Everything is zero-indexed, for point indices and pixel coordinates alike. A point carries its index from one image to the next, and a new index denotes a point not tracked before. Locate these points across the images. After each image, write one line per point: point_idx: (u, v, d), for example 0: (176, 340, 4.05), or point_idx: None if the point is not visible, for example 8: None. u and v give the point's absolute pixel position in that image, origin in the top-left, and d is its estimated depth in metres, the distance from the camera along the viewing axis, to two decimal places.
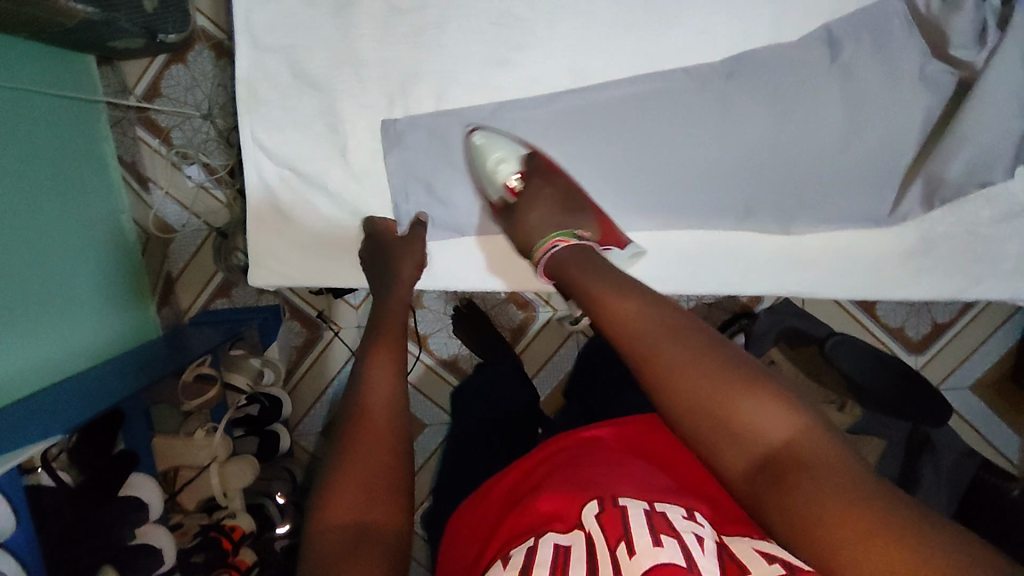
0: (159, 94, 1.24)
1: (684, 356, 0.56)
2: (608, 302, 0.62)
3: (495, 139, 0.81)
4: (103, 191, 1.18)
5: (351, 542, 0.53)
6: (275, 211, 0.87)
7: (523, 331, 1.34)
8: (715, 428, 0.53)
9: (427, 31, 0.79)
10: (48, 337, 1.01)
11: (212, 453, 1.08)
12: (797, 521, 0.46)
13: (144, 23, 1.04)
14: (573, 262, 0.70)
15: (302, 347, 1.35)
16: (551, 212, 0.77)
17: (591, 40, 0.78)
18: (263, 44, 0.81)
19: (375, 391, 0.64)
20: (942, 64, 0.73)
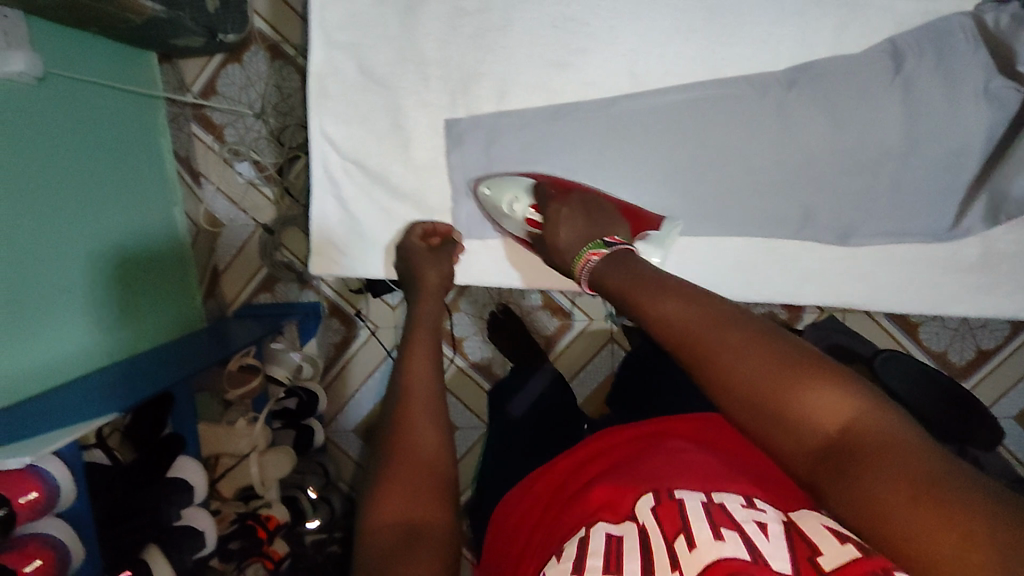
0: (215, 92, 1.28)
1: (737, 344, 0.50)
2: (645, 299, 0.57)
3: (499, 184, 0.83)
4: (159, 184, 1.22)
5: (409, 536, 0.53)
6: (337, 205, 0.88)
7: (558, 337, 1.34)
8: (773, 422, 0.47)
9: (490, 33, 0.79)
10: (100, 322, 1.04)
11: (252, 442, 1.10)
12: (870, 513, 0.40)
13: (206, 22, 1.08)
14: (609, 264, 0.64)
15: (339, 345, 1.37)
16: (577, 227, 0.73)
17: (653, 46, 0.78)
18: (333, 41, 0.81)
19: (418, 381, 0.65)
20: (1007, 81, 0.72)
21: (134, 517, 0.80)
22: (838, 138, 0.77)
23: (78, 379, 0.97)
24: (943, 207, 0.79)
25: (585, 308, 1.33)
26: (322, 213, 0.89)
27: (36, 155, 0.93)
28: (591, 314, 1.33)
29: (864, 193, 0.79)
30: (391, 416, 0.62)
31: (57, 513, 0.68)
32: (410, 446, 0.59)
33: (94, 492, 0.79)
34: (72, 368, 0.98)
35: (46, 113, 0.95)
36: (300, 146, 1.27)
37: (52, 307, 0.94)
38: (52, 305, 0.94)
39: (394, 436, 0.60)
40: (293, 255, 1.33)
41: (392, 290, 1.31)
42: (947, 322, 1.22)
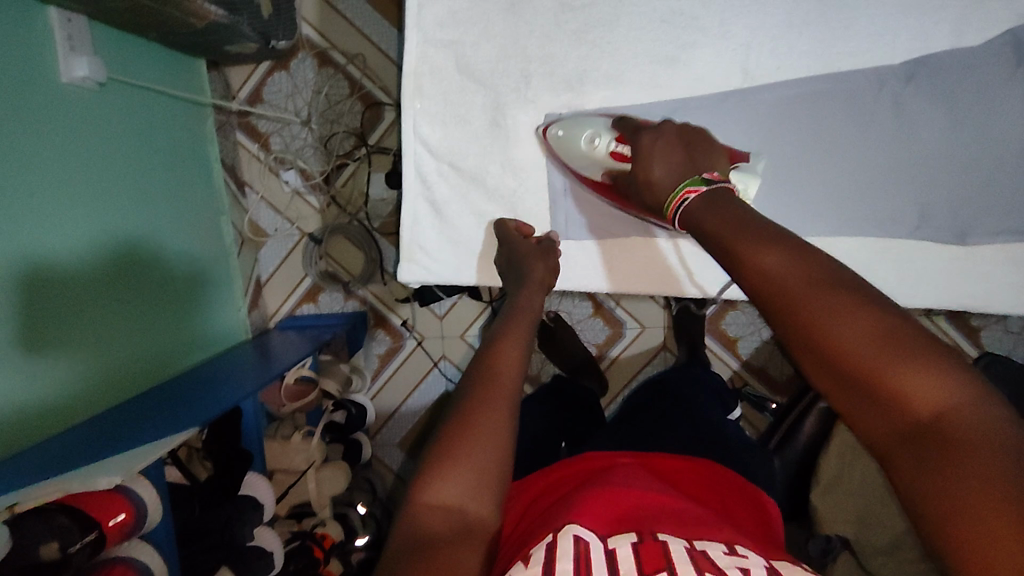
0: (261, 100, 1.26)
1: (841, 307, 0.42)
2: (740, 247, 0.48)
3: (574, 124, 0.73)
4: (206, 195, 1.19)
5: (454, 536, 0.49)
6: (429, 207, 0.82)
7: (609, 346, 1.31)
8: (860, 394, 0.40)
9: (595, 29, 0.73)
10: (149, 337, 1.01)
11: (309, 457, 1.07)
12: (947, 512, 0.35)
13: (261, 28, 1.07)
14: (706, 205, 0.54)
15: (385, 355, 1.33)
16: (679, 160, 0.62)
17: (775, 33, 0.72)
18: (431, 39, 0.75)
19: (510, 382, 0.60)
20: None
21: (204, 538, 0.78)
22: (959, 132, 0.70)
23: (127, 401, 0.93)
24: None
25: (637, 316, 1.30)
26: (415, 220, 0.83)
27: (93, 162, 0.90)
28: (643, 321, 1.30)
29: (986, 189, 0.72)
30: (467, 403, 0.57)
31: (141, 537, 0.66)
32: (477, 434, 0.54)
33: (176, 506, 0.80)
34: (126, 385, 0.95)
35: (101, 120, 0.93)
36: (348, 154, 1.26)
37: (111, 320, 0.92)
38: (106, 321, 0.91)
39: (460, 424, 0.55)
40: (339, 265, 1.29)
41: (441, 299, 1.27)
42: (1009, 325, 1.15)
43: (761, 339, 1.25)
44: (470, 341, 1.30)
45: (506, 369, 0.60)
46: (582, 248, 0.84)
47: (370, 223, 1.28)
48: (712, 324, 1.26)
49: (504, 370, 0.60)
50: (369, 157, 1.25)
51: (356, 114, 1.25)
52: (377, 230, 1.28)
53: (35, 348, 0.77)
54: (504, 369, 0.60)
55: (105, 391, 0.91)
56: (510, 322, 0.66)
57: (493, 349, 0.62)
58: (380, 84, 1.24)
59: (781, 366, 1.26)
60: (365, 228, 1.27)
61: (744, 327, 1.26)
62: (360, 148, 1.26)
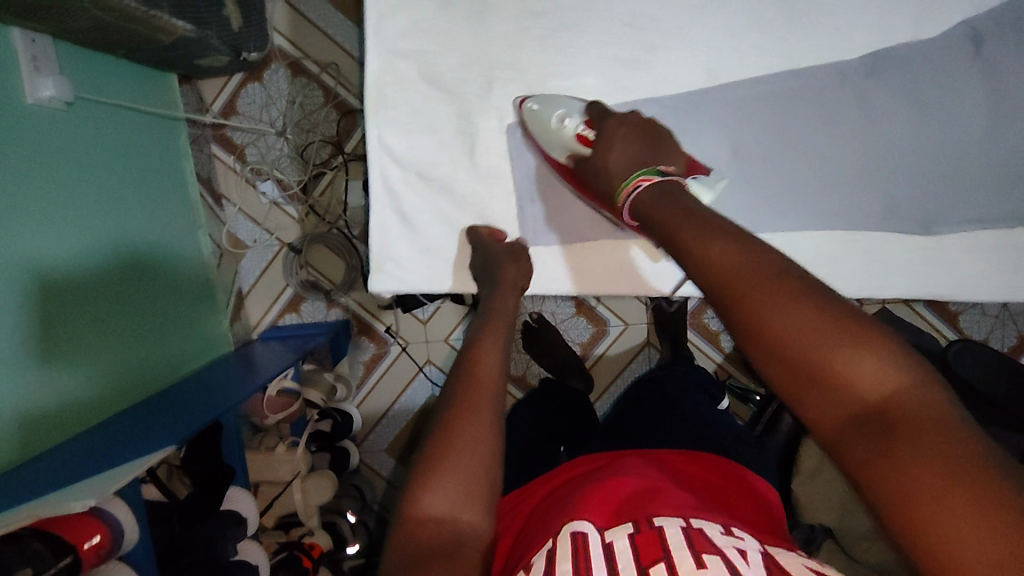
0: (236, 111, 1.26)
1: (782, 296, 0.44)
2: (690, 239, 0.51)
3: (550, 100, 0.73)
4: (182, 207, 1.19)
5: (444, 547, 0.50)
6: (398, 217, 0.81)
7: (594, 344, 1.31)
8: (811, 385, 0.42)
9: (559, 34, 0.74)
10: (129, 353, 1.00)
11: (293, 468, 1.07)
12: (892, 490, 0.37)
13: (231, 41, 1.07)
14: (663, 199, 0.58)
15: (370, 362, 1.33)
16: (635, 149, 0.66)
17: (731, 34, 0.72)
18: (395, 50, 0.75)
19: (486, 386, 0.60)
20: None
21: (194, 551, 0.77)
22: (921, 124, 0.71)
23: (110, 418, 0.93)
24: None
25: (620, 313, 1.30)
26: (383, 231, 0.82)
27: (72, 186, 0.91)
28: (625, 318, 1.30)
29: (949, 179, 0.72)
30: (448, 411, 0.58)
31: (117, 559, 0.66)
32: (456, 440, 0.55)
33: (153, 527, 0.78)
34: (109, 402, 0.95)
35: (72, 142, 0.92)
36: (326, 162, 1.26)
37: (90, 338, 0.91)
38: (81, 338, 0.90)
39: (443, 435, 0.55)
40: (320, 273, 1.31)
41: (424, 304, 1.27)
42: (986, 309, 1.17)
43: None
44: (455, 344, 1.31)
45: (484, 377, 0.60)
46: (553, 251, 0.83)
47: (350, 232, 1.28)
48: (695, 319, 1.26)
49: (479, 381, 0.60)
50: (346, 166, 1.25)
51: (332, 122, 1.25)
52: (355, 237, 1.28)
53: (13, 372, 0.77)
54: (483, 377, 0.60)
55: (86, 411, 0.90)
56: (484, 326, 0.66)
57: (466, 356, 0.63)
58: (355, 91, 1.24)
59: None
60: (345, 237, 1.28)
61: None
62: (337, 157, 1.25)
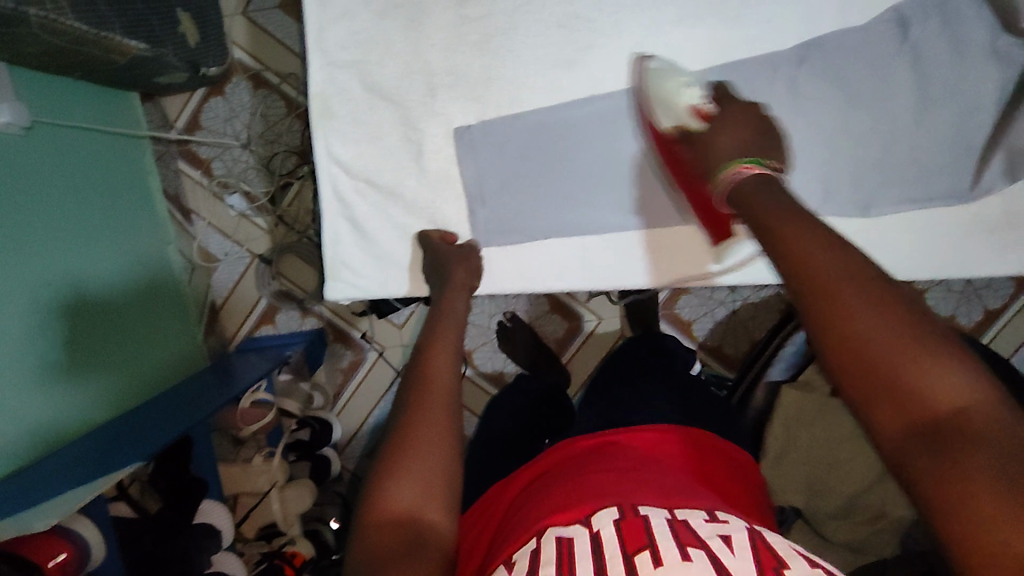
0: (199, 126, 1.26)
1: (870, 299, 0.41)
2: (784, 227, 0.48)
3: (668, 72, 0.70)
4: (151, 225, 1.20)
5: (410, 541, 0.51)
6: (350, 227, 0.84)
7: (568, 339, 1.33)
8: (887, 394, 0.39)
9: (495, 38, 0.74)
10: (106, 368, 1.01)
11: (271, 478, 1.08)
12: (964, 516, 0.34)
13: (188, 57, 1.07)
14: (759, 186, 0.54)
15: (348, 370, 1.34)
16: (747, 137, 0.60)
17: (657, 34, 0.73)
18: (336, 61, 0.76)
19: (439, 381, 0.61)
20: (1012, 38, 0.67)
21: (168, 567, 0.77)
22: (854, 106, 0.73)
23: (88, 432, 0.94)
24: (963, 167, 0.73)
25: (593, 308, 1.31)
26: (335, 240, 0.85)
27: (38, 212, 0.92)
28: (598, 312, 1.31)
29: (883, 163, 0.75)
30: (404, 414, 0.59)
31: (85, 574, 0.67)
32: (423, 440, 0.56)
33: (125, 543, 0.80)
34: (86, 417, 0.95)
35: (33, 166, 0.92)
36: (292, 172, 1.25)
37: (64, 355, 0.92)
38: (55, 355, 0.90)
39: (400, 438, 0.56)
40: (292, 283, 1.31)
41: (399, 308, 1.28)
42: (951, 286, 1.18)
43: (715, 319, 1.27)
44: None
45: (435, 377, 0.62)
46: (502, 249, 0.85)
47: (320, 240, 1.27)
48: (666, 311, 1.27)
49: (436, 380, 0.61)
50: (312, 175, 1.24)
51: (295, 132, 1.25)
52: None
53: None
54: (434, 376, 0.62)
55: (65, 426, 0.91)
56: (436, 327, 0.68)
57: (421, 359, 0.64)
58: None
59: (737, 343, 1.28)
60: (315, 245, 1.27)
61: (699, 309, 1.27)
62: (303, 166, 1.24)
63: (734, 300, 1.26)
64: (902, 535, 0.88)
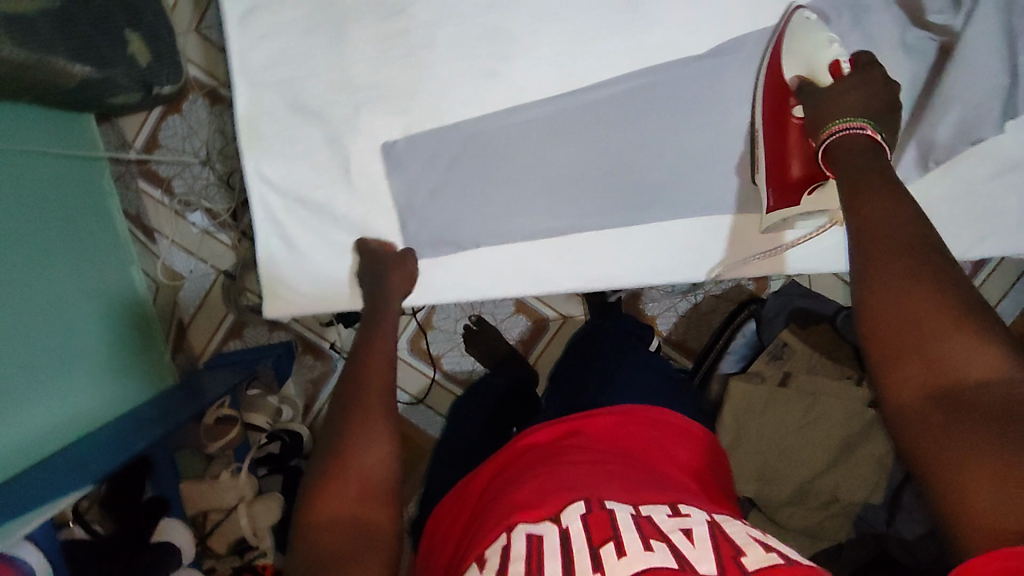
0: (158, 145, 1.27)
1: (923, 278, 0.50)
2: (866, 200, 0.56)
3: (818, 19, 0.71)
4: (112, 246, 1.20)
5: (350, 537, 0.52)
6: (282, 244, 0.85)
7: (534, 339, 1.34)
8: (915, 358, 0.49)
9: (417, 52, 0.75)
10: (67, 391, 1.01)
11: (238, 493, 1.08)
12: (945, 463, 0.45)
13: (138, 76, 1.08)
14: (862, 147, 0.61)
15: (316, 381, 1.35)
16: (866, 99, 0.64)
17: (575, 42, 0.74)
18: (258, 82, 0.77)
19: (376, 384, 0.62)
20: (923, 32, 0.73)
21: None
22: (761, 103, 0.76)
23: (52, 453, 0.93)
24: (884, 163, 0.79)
25: (559, 308, 1.33)
26: (269, 257, 0.85)
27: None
28: (564, 312, 1.33)
29: None
30: (341, 416, 0.59)
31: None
32: (363, 443, 0.57)
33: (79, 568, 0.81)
34: (47, 440, 0.95)
35: None
36: None
37: (21, 378, 0.92)
38: (11, 379, 0.90)
39: (339, 440, 0.57)
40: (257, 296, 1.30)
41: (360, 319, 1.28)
42: None
43: (677, 314, 1.27)
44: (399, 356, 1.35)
45: (372, 382, 0.62)
46: (438, 261, 0.86)
47: None
48: (630, 302, 1.26)
49: (373, 386, 0.62)
50: None
51: None
52: None
53: None
54: (373, 378, 0.63)
55: (26, 446, 0.90)
56: (372, 333, 0.69)
57: (355, 366, 0.65)
58: None
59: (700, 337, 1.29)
60: None
61: (663, 304, 1.27)
62: None
63: (695, 294, 1.26)
64: (853, 518, 0.93)
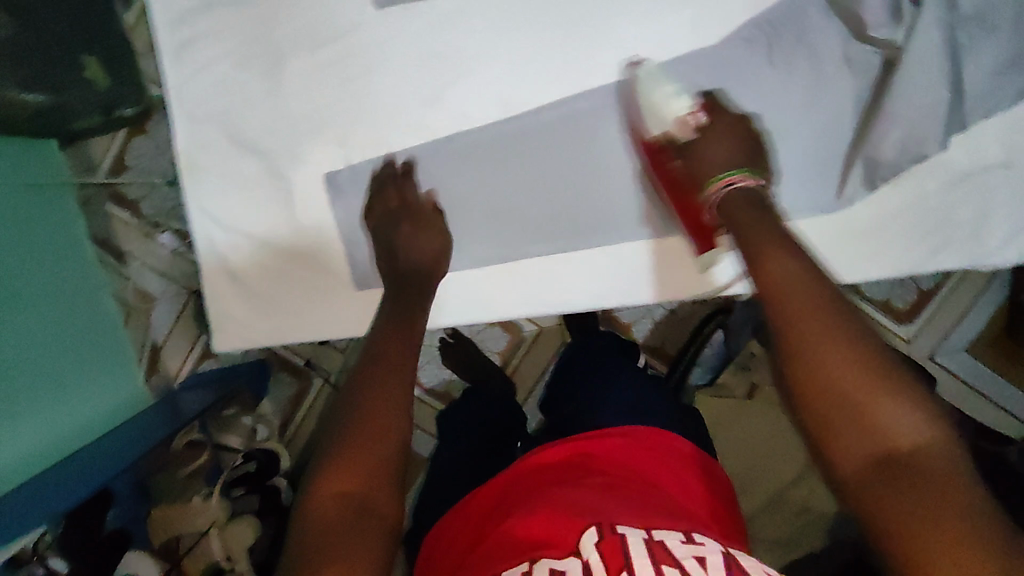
0: (126, 167, 1.27)
1: (837, 336, 0.53)
2: (766, 256, 0.59)
3: (659, 77, 0.78)
4: (81, 268, 1.18)
5: (349, 521, 0.53)
6: (228, 276, 0.88)
7: (512, 350, 1.33)
8: (846, 419, 0.51)
9: (356, 80, 0.82)
10: (50, 411, 0.98)
11: (211, 517, 1.07)
12: (895, 524, 0.46)
13: (96, 100, 1.07)
14: (744, 201, 0.66)
15: (294, 398, 1.35)
16: (731, 150, 0.70)
17: (514, 70, 0.82)
18: (198, 115, 0.85)
19: (388, 388, 0.61)
20: (864, 46, 0.77)
21: None
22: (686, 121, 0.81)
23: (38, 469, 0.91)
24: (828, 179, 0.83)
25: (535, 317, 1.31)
26: (216, 293, 0.89)
27: None
28: (540, 321, 1.32)
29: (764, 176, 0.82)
30: (354, 405, 0.59)
31: None
32: (379, 433, 0.57)
33: None
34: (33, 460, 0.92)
35: None
36: None
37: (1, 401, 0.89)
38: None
39: (354, 428, 0.57)
40: None
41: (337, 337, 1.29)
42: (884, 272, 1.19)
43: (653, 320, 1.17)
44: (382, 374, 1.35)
45: (385, 387, 0.61)
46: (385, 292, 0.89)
47: None
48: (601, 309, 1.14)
49: (384, 387, 0.61)
50: None
51: None
52: None
53: None
54: (389, 380, 0.61)
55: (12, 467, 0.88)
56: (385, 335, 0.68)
57: (369, 363, 0.64)
58: None
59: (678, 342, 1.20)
60: None
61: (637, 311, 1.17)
62: None
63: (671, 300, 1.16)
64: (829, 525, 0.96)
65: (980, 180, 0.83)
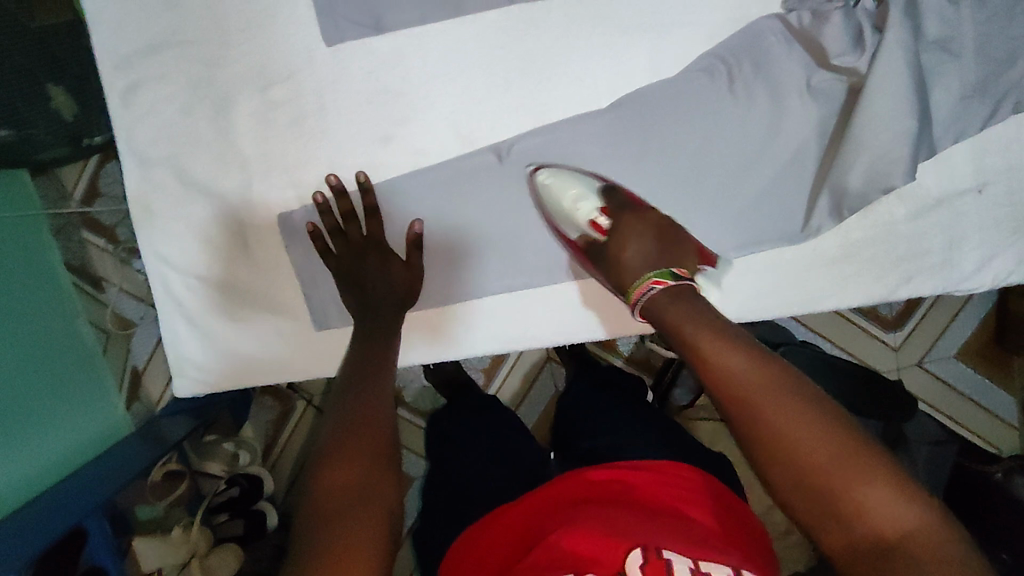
0: (99, 195, 1.29)
1: (802, 421, 0.55)
2: (707, 351, 0.62)
3: (564, 177, 0.82)
4: (59, 298, 1.13)
5: (349, 511, 0.52)
6: (184, 318, 0.88)
7: (495, 367, 1.31)
8: (829, 506, 0.52)
9: (309, 118, 0.82)
10: (32, 446, 0.94)
11: (192, 547, 1.10)
12: None
13: (64, 132, 1.06)
14: (667, 299, 0.69)
15: (276, 422, 1.33)
16: (646, 249, 0.77)
17: (469, 105, 0.82)
18: (149, 157, 0.84)
19: (374, 405, 0.62)
20: (830, 74, 0.78)
21: None
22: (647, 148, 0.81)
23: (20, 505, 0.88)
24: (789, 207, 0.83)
25: None
26: (176, 336, 0.89)
27: None
28: None
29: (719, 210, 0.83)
30: (348, 417, 0.60)
31: None
32: (372, 444, 0.58)
33: None
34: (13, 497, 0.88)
35: None
36: None
37: None
38: None
39: (352, 433, 0.58)
40: None
41: None
42: None
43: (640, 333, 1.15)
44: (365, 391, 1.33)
45: (376, 409, 0.61)
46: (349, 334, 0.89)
47: None
48: None
49: (372, 408, 0.61)
50: None
51: None
52: None
53: None
54: (378, 403, 0.62)
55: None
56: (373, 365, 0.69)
57: (361, 389, 0.64)
58: None
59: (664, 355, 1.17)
60: None
61: None
62: None
63: None
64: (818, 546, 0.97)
65: (950, 205, 0.83)
